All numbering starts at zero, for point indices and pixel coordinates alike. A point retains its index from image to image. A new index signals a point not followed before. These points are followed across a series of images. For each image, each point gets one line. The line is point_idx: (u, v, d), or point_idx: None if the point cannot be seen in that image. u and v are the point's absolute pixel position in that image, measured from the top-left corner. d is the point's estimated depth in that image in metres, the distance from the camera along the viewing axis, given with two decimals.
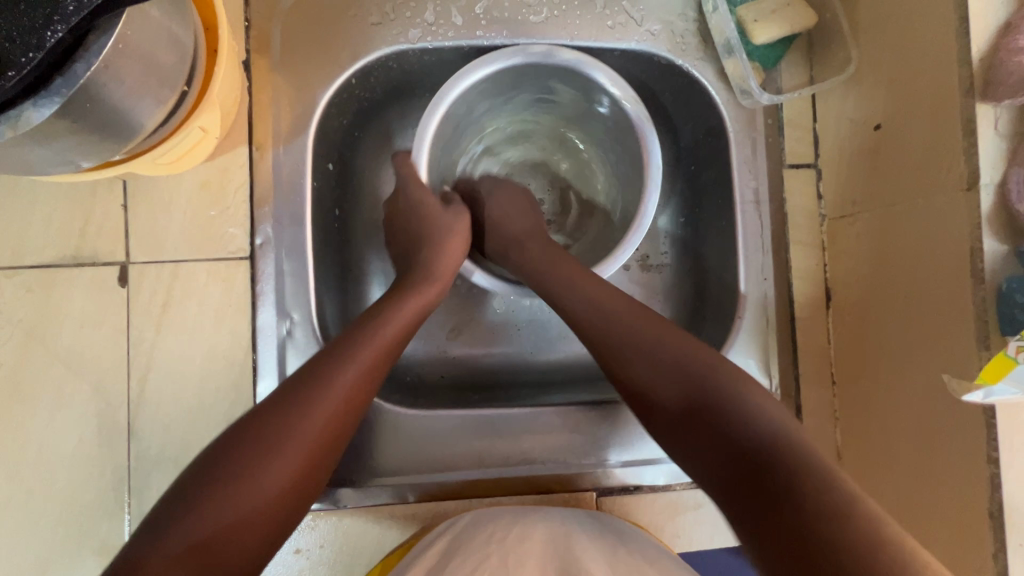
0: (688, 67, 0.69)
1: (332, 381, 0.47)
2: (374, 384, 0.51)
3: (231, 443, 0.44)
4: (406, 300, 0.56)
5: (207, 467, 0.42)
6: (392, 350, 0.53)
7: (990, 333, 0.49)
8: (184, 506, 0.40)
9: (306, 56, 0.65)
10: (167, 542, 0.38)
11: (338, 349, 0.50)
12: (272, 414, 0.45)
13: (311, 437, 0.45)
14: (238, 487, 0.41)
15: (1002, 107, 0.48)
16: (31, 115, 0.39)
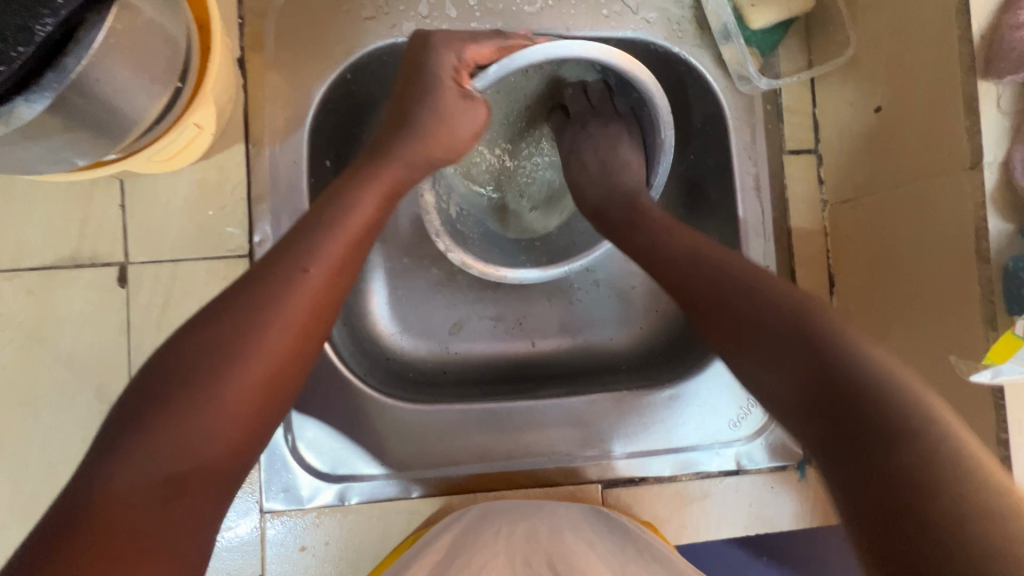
0: (685, 55, 0.68)
1: (275, 304, 0.43)
2: (327, 309, 0.46)
3: (161, 367, 0.40)
4: (358, 210, 0.50)
5: (139, 400, 0.39)
6: (345, 257, 0.47)
7: (998, 313, 0.48)
8: (121, 459, 0.37)
9: (300, 52, 0.65)
10: (112, 487, 0.36)
11: (278, 263, 0.45)
12: (207, 338, 0.41)
13: (254, 365, 0.41)
14: (175, 421, 0.38)
15: (1003, 84, 0.48)
16: (23, 111, 0.39)
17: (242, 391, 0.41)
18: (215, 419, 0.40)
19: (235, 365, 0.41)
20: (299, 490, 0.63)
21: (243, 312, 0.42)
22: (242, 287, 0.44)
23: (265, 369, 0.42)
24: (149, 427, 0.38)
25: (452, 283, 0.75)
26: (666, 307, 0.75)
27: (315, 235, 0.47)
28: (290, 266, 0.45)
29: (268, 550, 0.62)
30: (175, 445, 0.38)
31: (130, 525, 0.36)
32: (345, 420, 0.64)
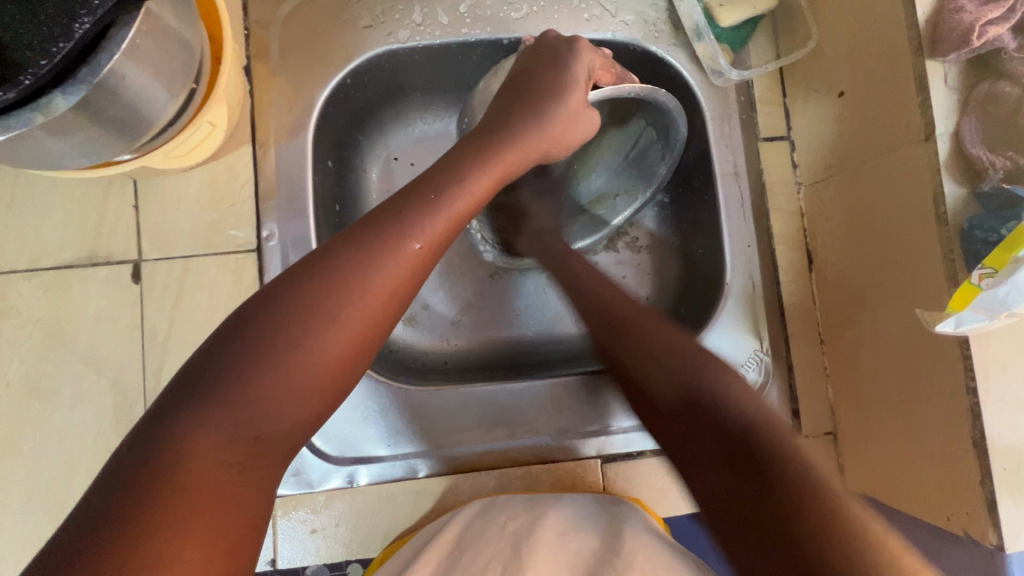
0: (662, 53, 0.73)
1: (371, 276, 0.45)
2: (415, 284, 0.48)
3: (256, 321, 0.43)
4: (457, 189, 0.51)
5: (229, 352, 0.42)
6: (443, 239, 0.49)
7: (958, 271, 0.52)
8: (210, 410, 0.40)
9: (303, 58, 0.69)
10: (201, 429, 0.39)
11: (379, 233, 0.46)
12: (301, 300, 0.43)
13: (346, 334, 0.44)
14: (262, 385, 0.41)
15: (948, 62, 0.53)
16: (59, 102, 0.42)
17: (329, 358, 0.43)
18: (302, 382, 0.42)
19: (328, 332, 0.43)
20: (308, 474, 0.65)
21: (340, 279, 0.44)
22: (340, 248, 0.46)
23: (354, 337, 0.44)
24: (242, 385, 0.41)
25: (452, 277, 0.80)
26: (652, 292, 0.80)
27: (418, 208, 0.48)
28: (395, 240, 0.46)
29: (281, 533, 0.64)
30: (265, 401, 0.41)
31: (216, 473, 0.39)
32: (351, 405, 0.66)
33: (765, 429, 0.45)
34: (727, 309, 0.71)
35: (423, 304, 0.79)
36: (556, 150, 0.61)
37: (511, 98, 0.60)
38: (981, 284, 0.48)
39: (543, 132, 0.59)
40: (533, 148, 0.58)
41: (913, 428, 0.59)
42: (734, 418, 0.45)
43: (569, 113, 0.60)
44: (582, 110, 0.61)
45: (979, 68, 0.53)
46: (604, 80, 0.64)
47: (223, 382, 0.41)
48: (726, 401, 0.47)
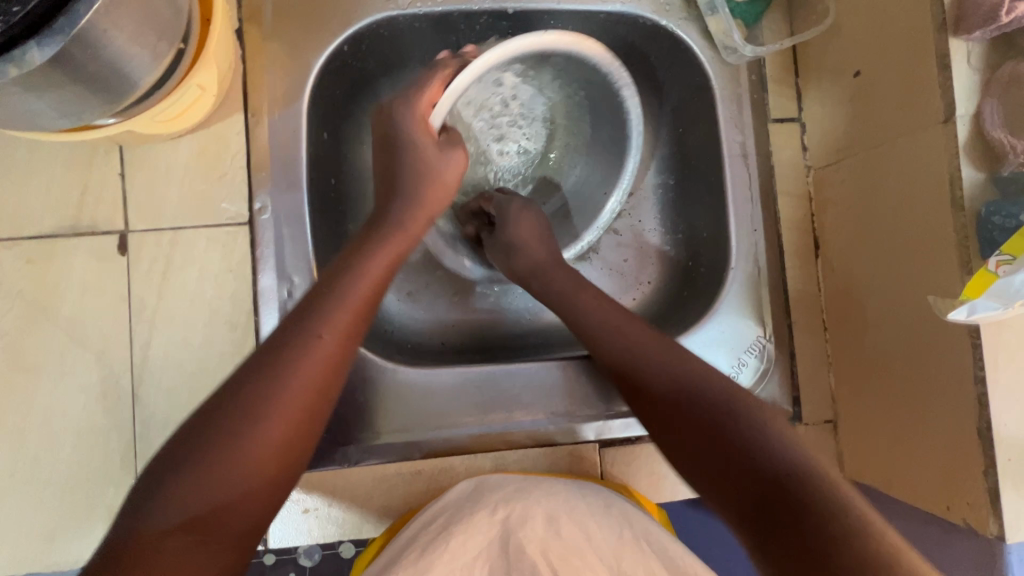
0: (672, 27, 0.71)
1: (300, 360, 0.47)
2: (345, 361, 0.50)
3: (202, 423, 0.44)
4: (371, 266, 0.54)
5: (178, 459, 0.42)
6: (365, 305, 0.52)
7: (972, 258, 0.51)
8: (150, 524, 0.40)
9: (297, 24, 0.66)
10: (150, 534, 0.39)
11: (295, 322, 0.49)
12: (248, 393, 0.45)
13: (285, 417, 0.45)
14: (198, 485, 0.41)
15: (973, 40, 0.51)
16: (34, 54, 0.39)
17: (273, 442, 0.44)
18: (252, 469, 0.43)
19: (259, 420, 0.44)
20: None
21: (267, 376, 0.46)
22: (264, 353, 0.48)
23: (291, 417, 0.46)
24: (178, 491, 0.41)
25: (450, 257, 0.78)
26: (655, 277, 0.78)
27: (325, 292, 0.51)
28: (311, 322, 0.49)
29: None
30: (213, 490, 0.42)
31: (164, 569, 0.39)
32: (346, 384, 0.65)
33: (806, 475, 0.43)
34: (731, 293, 0.70)
35: (422, 283, 0.77)
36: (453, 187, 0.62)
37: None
38: (998, 271, 0.48)
39: (424, 193, 0.60)
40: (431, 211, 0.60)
41: (916, 416, 0.58)
42: (765, 467, 0.45)
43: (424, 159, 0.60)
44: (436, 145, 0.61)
45: (1004, 48, 0.51)
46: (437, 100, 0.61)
47: (175, 481, 0.41)
48: (770, 447, 0.46)
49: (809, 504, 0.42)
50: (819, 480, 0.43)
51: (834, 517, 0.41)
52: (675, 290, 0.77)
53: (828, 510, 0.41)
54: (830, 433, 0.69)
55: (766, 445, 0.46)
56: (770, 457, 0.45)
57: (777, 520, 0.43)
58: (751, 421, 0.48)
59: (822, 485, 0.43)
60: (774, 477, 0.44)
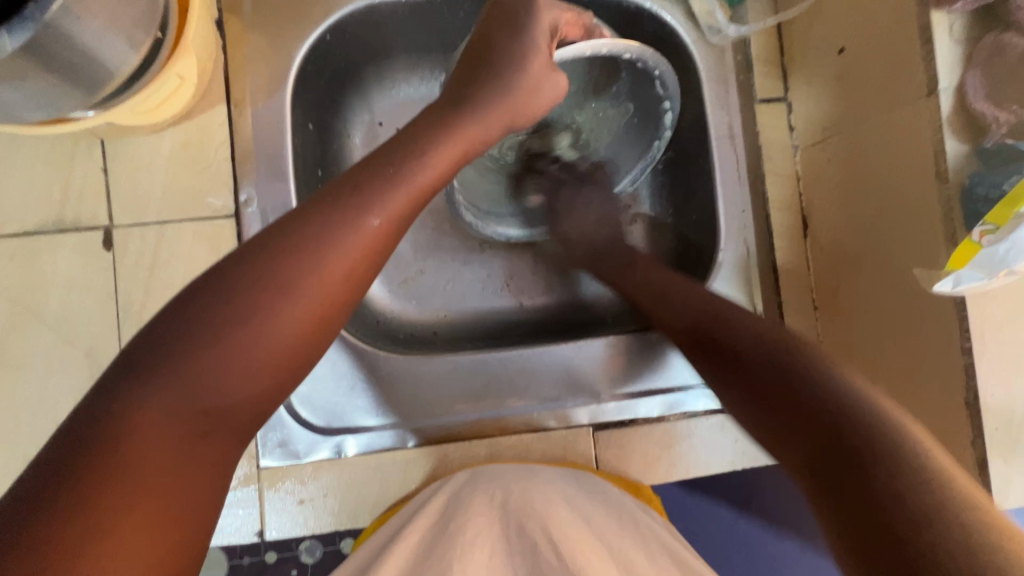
0: (657, 10, 0.70)
1: (340, 242, 0.43)
2: (378, 261, 0.46)
3: (228, 280, 0.41)
4: (395, 192, 0.46)
5: (204, 304, 0.40)
6: (403, 219, 0.47)
7: (957, 231, 0.51)
8: (164, 371, 0.38)
9: (278, 13, 0.65)
10: (151, 415, 0.37)
11: (320, 228, 0.43)
12: (280, 250, 0.42)
13: (305, 314, 0.42)
14: (217, 356, 0.39)
15: (955, 12, 0.51)
16: (4, 41, 0.38)
17: (292, 333, 0.42)
18: (273, 339, 0.41)
19: (282, 303, 0.41)
20: (295, 445, 0.64)
21: (294, 247, 0.42)
22: (313, 208, 0.45)
23: (318, 307, 0.43)
24: (195, 353, 0.39)
25: (441, 246, 0.78)
26: None
27: (341, 223, 0.44)
28: (353, 213, 0.45)
29: (268, 505, 0.63)
30: (224, 371, 0.39)
31: (162, 444, 0.37)
32: (339, 373, 0.65)
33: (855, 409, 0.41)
34: (721, 275, 0.70)
35: (416, 271, 0.77)
36: (502, 130, 0.57)
37: (474, 66, 0.56)
38: (982, 242, 0.47)
39: (504, 106, 0.55)
40: (491, 122, 0.55)
41: (907, 391, 0.58)
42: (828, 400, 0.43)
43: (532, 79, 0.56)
44: (547, 73, 0.57)
45: (985, 19, 0.51)
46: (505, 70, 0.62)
47: (184, 342, 0.39)
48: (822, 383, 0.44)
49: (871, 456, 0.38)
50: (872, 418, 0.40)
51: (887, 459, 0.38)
52: None
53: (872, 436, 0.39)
54: None
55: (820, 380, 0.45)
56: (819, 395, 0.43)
57: (842, 468, 0.39)
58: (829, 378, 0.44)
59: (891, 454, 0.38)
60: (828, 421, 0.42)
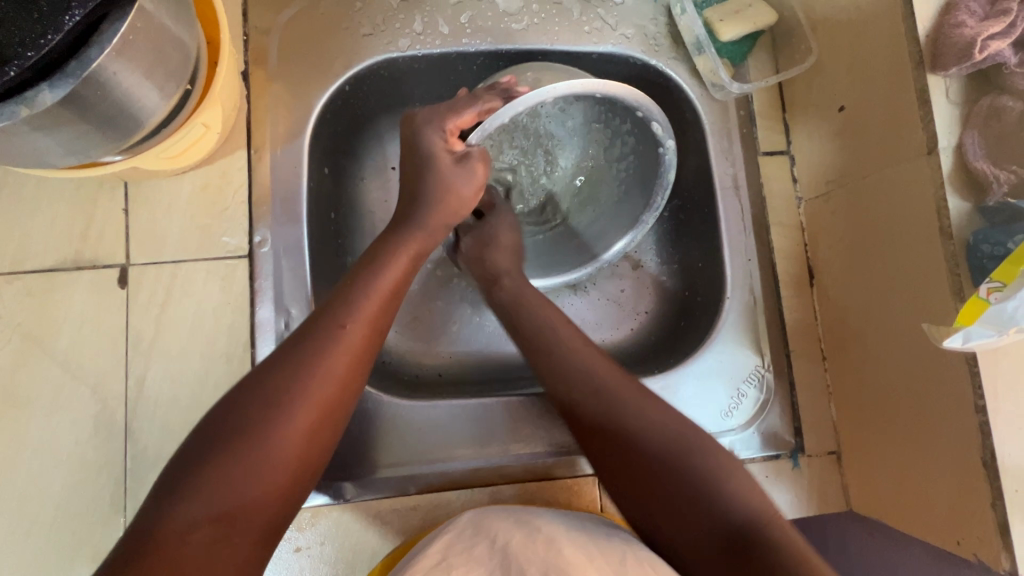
0: (662, 66, 0.73)
1: (328, 351, 0.48)
2: (366, 363, 0.51)
3: (235, 405, 0.45)
4: (368, 300, 0.52)
5: (218, 424, 0.44)
6: (379, 324, 0.52)
7: (964, 286, 0.51)
8: (186, 490, 0.41)
9: (301, 65, 0.69)
10: (181, 531, 0.40)
11: (311, 343, 0.48)
12: (277, 369, 0.46)
13: (308, 421, 0.46)
14: (231, 469, 0.42)
15: (950, 76, 0.53)
16: (45, 96, 0.40)
17: (300, 439, 0.45)
18: (280, 446, 0.44)
19: (284, 414, 0.45)
20: None
21: (291, 364, 0.47)
22: (301, 330, 0.49)
23: (317, 412, 0.46)
24: (213, 469, 0.42)
25: (448, 287, 0.79)
26: (653, 306, 0.78)
27: (327, 335, 0.49)
28: (336, 326, 0.49)
29: None
30: (239, 484, 0.42)
31: (192, 557, 0.39)
32: None
33: (760, 525, 0.47)
34: (727, 324, 0.70)
35: (423, 311, 0.77)
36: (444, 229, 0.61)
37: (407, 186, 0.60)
38: (989, 299, 0.47)
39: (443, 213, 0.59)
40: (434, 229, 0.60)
41: (921, 447, 0.57)
42: (731, 516, 0.48)
43: (445, 182, 0.59)
44: (455, 170, 0.59)
45: (981, 83, 0.53)
46: (462, 125, 0.59)
47: (203, 461, 0.42)
48: (722, 501, 0.49)
49: (777, 567, 0.44)
50: (766, 535, 0.46)
51: (750, 523, 0.47)
52: (673, 321, 0.77)
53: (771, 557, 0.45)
54: (835, 466, 0.68)
55: (721, 510, 0.49)
56: (719, 517, 0.48)
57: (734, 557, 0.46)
58: (721, 480, 0.50)
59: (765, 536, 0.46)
60: (734, 533, 0.47)
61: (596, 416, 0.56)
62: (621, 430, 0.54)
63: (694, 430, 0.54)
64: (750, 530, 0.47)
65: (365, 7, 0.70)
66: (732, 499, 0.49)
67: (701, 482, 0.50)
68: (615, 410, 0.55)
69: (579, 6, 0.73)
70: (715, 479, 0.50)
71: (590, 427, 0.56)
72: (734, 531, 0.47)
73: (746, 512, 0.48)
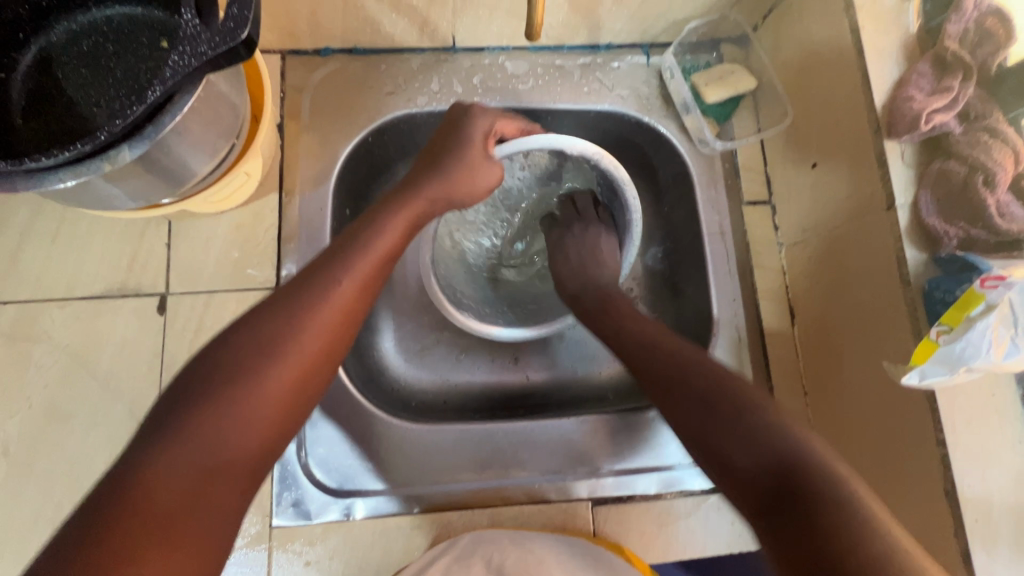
0: (654, 123, 0.81)
1: (317, 310, 0.50)
2: (356, 314, 0.53)
3: (233, 345, 0.48)
4: (361, 261, 0.54)
5: (208, 372, 0.46)
6: (370, 281, 0.54)
7: (923, 328, 0.56)
8: (173, 428, 0.43)
9: (330, 119, 0.77)
10: (161, 473, 0.41)
11: (301, 298, 0.50)
12: (267, 326, 0.48)
13: (296, 369, 0.48)
14: (216, 414, 0.44)
15: (904, 142, 0.60)
16: (125, 154, 0.46)
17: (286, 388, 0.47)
18: (267, 393, 0.46)
19: (272, 366, 0.47)
20: (307, 505, 0.67)
21: (282, 317, 0.49)
22: (292, 287, 0.52)
23: (303, 367, 0.48)
24: (200, 412, 0.44)
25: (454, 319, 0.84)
26: None
27: (319, 290, 0.51)
28: (327, 279, 0.52)
29: (275, 565, 0.65)
30: (223, 432, 0.44)
31: (172, 488, 0.40)
32: (353, 437, 0.70)
33: (811, 466, 0.43)
34: (714, 358, 0.75)
35: (431, 341, 0.83)
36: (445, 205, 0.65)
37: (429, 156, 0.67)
38: (938, 340, 0.52)
39: (440, 186, 0.64)
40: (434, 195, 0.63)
41: (894, 478, 0.60)
42: (778, 446, 0.45)
43: (468, 165, 0.65)
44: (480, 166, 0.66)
45: (932, 149, 0.60)
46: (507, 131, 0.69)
47: (190, 404, 0.44)
48: (784, 438, 0.45)
49: (824, 501, 0.41)
50: (825, 479, 0.42)
51: (812, 465, 0.43)
52: None
53: (819, 496, 0.41)
54: None
55: (762, 432, 0.46)
56: (770, 443, 0.45)
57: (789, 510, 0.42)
58: (761, 427, 0.47)
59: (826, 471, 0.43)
60: (781, 472, 0.44)
61: (655, 368, 0.56)
62: (679, 386, 0.53)
63: (740, 380, 0.52)
64: (791, 463, 0.44)
65: (389, 68, 0.79)
66: (744, 442, 0.46)
67: (769, 432, 0.46)
68: (683, 375, 0.53)
69: (579, 69, 0.82)
70: (746, 413, 0.48)
71: (660, 376, 0.55)
72: (779, 465, 0.44)
73: (789, 441, 0.45)
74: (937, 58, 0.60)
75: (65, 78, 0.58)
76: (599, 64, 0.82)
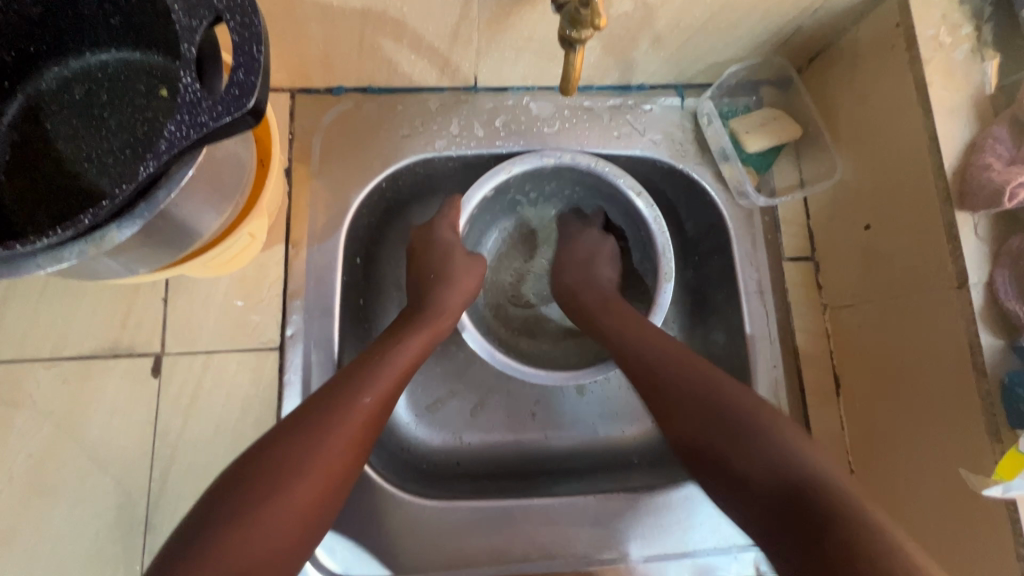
0: (689, 171, 0.76)
1: (340, 421, 0.49)
2: (374, 430, 0.52)
3: (241, 473, 0.45)
4: (384, 372, 0.53)
5: (234, 486, 0.44)
6: (391, 392, 0.54)
7: (1000, 427, 0.51)
8: (202, 546, 0.41)
9: (341, 163, 0.72)
10: None
11: (327, 407, 0.49)
12: (292, 436, 0.47)
13: (311, 492, 0.45)
14: (244, 531, 0.42)
15: (978, 215, 0.54)
16: (113, 234, 0.40)
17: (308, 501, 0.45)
18: (292, 506, 0.44)
19: (296, 479, 0.45)
20: None
21: (308, 429, 0.47)
22: (316, 399, 0.50)
23: (326, 481, 0.46)
24: (225, 526, 0.42)
25: (469, 372, 0.78)
26: None
27: (346, 398, 0.50)
28: (351, 391, 0.51)
29: None
30: (248, 546, 0.41)
31: None
32: (361, 515, 0.64)
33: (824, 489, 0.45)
34: None
35: (444, 397, 0.77)
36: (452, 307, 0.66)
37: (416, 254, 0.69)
38: None
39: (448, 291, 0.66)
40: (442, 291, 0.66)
41: None
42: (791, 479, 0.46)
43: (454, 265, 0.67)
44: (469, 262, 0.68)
45: (1010, 223, 0.54)
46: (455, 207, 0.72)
47: (216, 523, 0.42)
48: (777, 464, 0.47)
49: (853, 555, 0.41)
50: (865, 521, 0.42)
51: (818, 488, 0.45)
52: None
53: (845, 539, 0.42)
54: None
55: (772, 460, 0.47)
56: (787, 465, 0.47)
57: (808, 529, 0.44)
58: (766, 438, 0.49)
59: (837, 512, 0.43)
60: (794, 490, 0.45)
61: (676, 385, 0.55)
62: (697, 396, 0.53)
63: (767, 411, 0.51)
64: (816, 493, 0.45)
65: (405, 109, 0.73)
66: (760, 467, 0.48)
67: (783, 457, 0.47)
68: (703, 390, 0.53)
69: (609, 112, 0.76)
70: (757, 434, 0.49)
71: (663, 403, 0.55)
72: (799, 490, 0.45)
73: (803, 467, 0.46)
74: (1016, 120, 0.54)
75: (56, 130, 0.54)
76: (629, 105, 0.76)
